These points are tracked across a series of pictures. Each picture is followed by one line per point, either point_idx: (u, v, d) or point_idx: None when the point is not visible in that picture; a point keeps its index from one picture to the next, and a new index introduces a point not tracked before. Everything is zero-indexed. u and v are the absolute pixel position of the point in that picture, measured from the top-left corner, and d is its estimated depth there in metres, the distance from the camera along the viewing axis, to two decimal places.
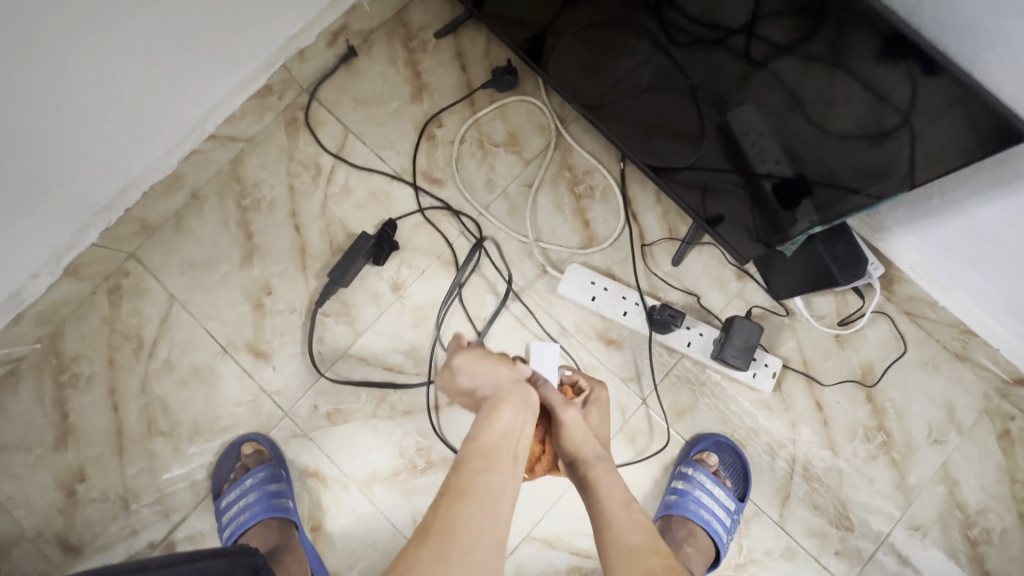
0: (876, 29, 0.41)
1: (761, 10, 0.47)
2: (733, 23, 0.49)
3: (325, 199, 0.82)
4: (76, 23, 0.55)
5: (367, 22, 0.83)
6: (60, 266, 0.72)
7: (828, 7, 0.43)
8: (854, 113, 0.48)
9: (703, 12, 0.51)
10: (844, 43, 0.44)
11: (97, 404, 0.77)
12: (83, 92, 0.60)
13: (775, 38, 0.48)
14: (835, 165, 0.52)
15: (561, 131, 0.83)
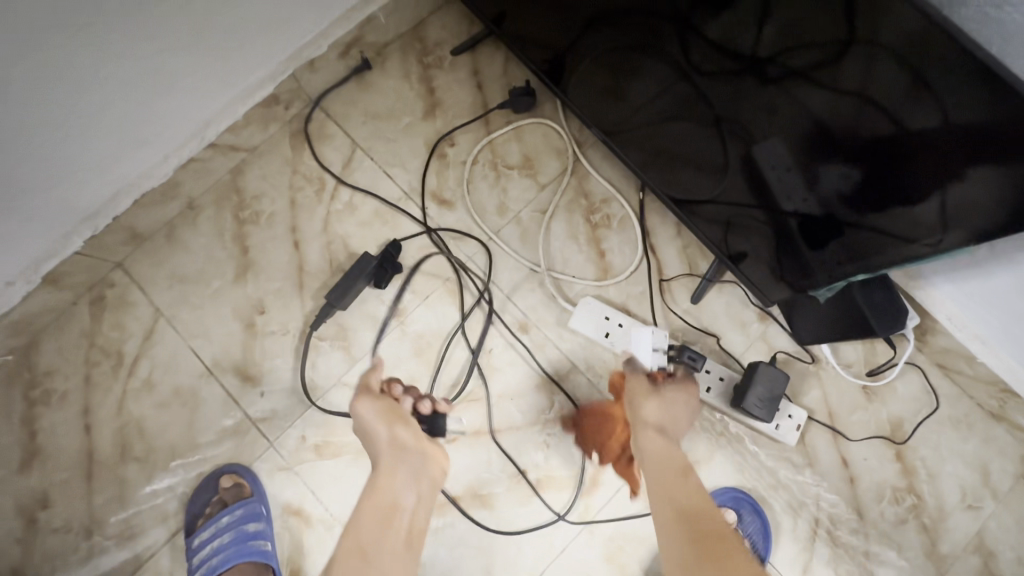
0: (914, 61, 0.38)
1: (787, 40, 0.44)
2: (758, 52, 0.46)
3: (328, 215, 0.78)
4: (53, 16, 0.51)
5: (382, 35, 0.80)
6: (38, 274, 0.68)
7: (862, 36, 0.39)
8: (892, 152, 0.43)
9: (725, 40, 0.48)
10: (880, 76, 0.40)
11: (69, 424, 0.72)
12: (62, 90, 0.56)
13: (803, 69, 0.44)
14: (870, 207, 0.48)
15: (579, 156, 0.79)
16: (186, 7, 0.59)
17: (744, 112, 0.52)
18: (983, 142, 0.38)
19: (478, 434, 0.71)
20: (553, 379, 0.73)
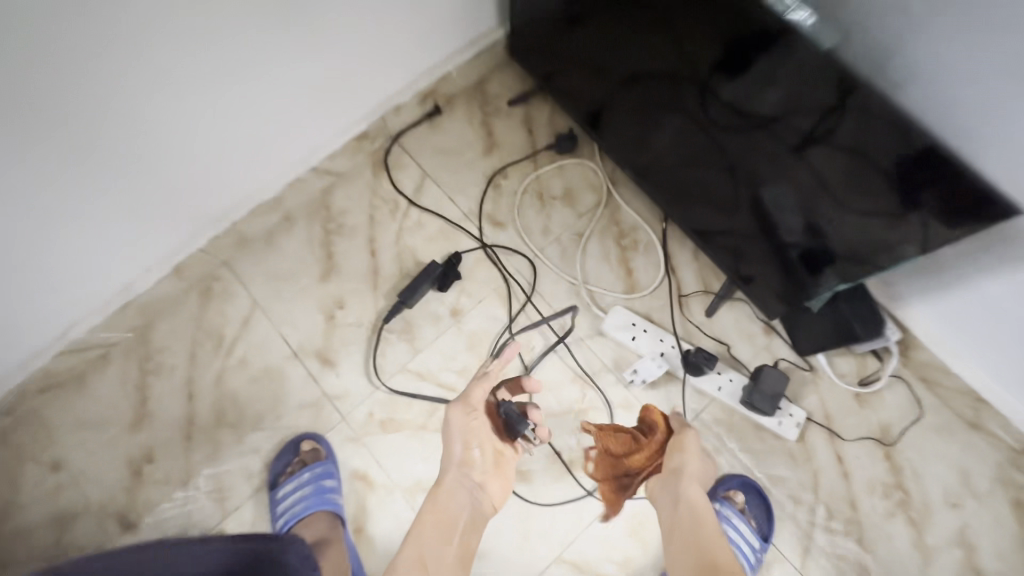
0: (891, 128, 0.51)
1: (794, 105, 0.58)
2: (771, 113, 0.60)
3: (400, 230, 0.93)
4: (226, 65, 0.68)
5: (453, 87, 0.97)
6: (169, 264, 0.84)
7: (852, 107, 0.53)
8: (872, 197, 0.57)
9: (744, 102, 0.62)
10: (865, 138, 0.54)
11: (174, 392, 0.85)
12: (218, 118, 0.73)
13: (807, 128, 0.58)
14: (854, 240, 0.63)
15: (611, 191, 0.94)
16: (315, 60, 0.76)
17: (751, 159, 0.67)
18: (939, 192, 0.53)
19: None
20: (586, 375, 0.85)
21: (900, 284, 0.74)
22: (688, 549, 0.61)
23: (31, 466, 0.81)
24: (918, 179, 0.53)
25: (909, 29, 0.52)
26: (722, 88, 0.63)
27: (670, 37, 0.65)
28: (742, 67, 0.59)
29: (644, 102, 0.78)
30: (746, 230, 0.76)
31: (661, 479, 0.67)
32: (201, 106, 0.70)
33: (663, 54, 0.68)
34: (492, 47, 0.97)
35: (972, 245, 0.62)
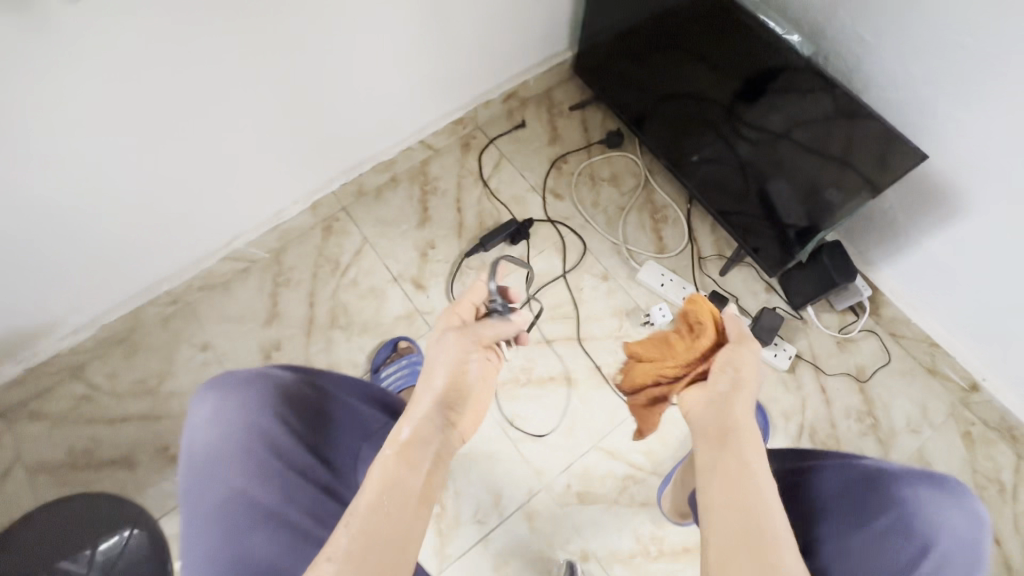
0: (872, 130, 0.78)
1: (805, 111, 0.83)
2: (787, 117, 0.86)
3: (481, 195, 1.18)
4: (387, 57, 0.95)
5: (528, 92, 1.25)
6: (310, 200, 1.09)
7: (846, 113, 0.79)
8: (851, 179, 0.84)
9: (770, 108, 0.88)
10: (854, 136, 0.80)
11: (299, 301, 1.08)
12: (372, 93, 1.00)
13: (813, 127, 0.84)
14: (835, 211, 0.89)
15: (649, 178, 1.20)
16: (442, 58, 1.03)
17: (763, 150, 0.94)
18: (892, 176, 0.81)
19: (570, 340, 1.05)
20: (623, 312, 1.07)
21: (870, 250, 0.98)
22: (724, 528, 0.47)
23: (185, 346, 1.05)
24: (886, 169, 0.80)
25: (877, 53, 0.77)
26: (748, 96, 0.90)
27: (714, 59, 0.92)
28: (765, 81, 0.85)
29: (684, 108, 1.05)
30: (751, 208, 1.04)
31: (709, 437, 0.53)
32: (364, 83, 0.97)
33: (707, 72, 0.95)
34: (562, 65, 1.25)
35: (918, 210, 0.86)
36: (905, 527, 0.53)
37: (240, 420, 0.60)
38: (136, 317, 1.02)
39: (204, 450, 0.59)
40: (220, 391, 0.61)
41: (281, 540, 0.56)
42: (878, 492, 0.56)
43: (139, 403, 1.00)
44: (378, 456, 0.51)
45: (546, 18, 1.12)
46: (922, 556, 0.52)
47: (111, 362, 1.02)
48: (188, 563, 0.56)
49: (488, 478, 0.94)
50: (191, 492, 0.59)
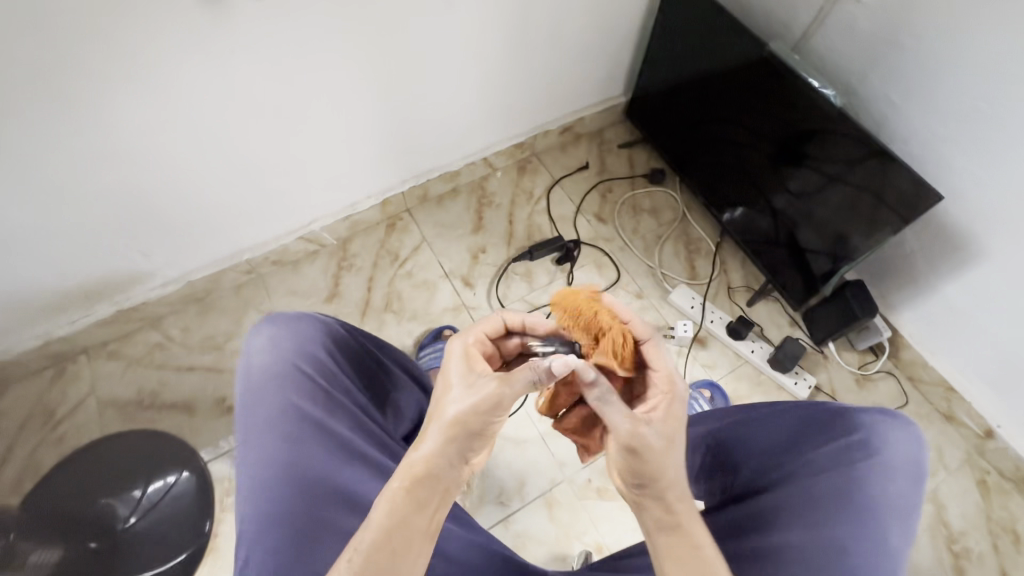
0: (893, 174, 0.87)
1: (835, 154, 0.94)
2: (818, 157, 0.97)
3: (532, 212, 1.30)
4: (473, 80, 1.08)
5: (583, 128, 1.40)
6: (382, 196, 1.21)
7: (871, 158, 0.89)
8: (873, 218, 0.93)
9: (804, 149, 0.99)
10: (877, 179, 0.89)
11: (358, 284, 1.19)
12: (454, 109, 1.12)
13: (842, 170, 0.94)
14: (857, 246, 0.99)
15: (686, 214, 1.31)
16: (517, 87, 1.17)
17: (797, 197, 1.05)
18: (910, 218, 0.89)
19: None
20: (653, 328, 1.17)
21: (890, 293, 1.06)
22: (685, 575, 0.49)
23: (252, 312, 1.16)
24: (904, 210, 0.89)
25: (906, 113, 0.88)
26: (786, 144, 1.01)
27: (763, 111, 1.03)
28: (808, 134, 0.96)
29: (729, 153, 1.17)
30: (779, 249, 1.14)
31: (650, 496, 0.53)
32: (450, 100, 1.10)
33: (755, 123, 1.07)
34: (614, 109, 1.40)
35: (936, 256, 0.94)
36: (863, 445, 0.58)
37: (298, 345, 0.66)
38: (215, 280, 1.13)
39: (260, 380, 0.64)
40: (275, 323, 0.67)
41: (332, 448, 0.62)
42: (839, 418, 0.61)
43: (205, 356, 1.11)
44: (389, 487, 0.52)
45: (608, 65, 1.27)
46: (878, 467, 0.57)
47: (186, 318, 1.14)
48: (243, 467, 0.60)
49: (514, 464, 1.00)
50: (247, 407, 0.63)
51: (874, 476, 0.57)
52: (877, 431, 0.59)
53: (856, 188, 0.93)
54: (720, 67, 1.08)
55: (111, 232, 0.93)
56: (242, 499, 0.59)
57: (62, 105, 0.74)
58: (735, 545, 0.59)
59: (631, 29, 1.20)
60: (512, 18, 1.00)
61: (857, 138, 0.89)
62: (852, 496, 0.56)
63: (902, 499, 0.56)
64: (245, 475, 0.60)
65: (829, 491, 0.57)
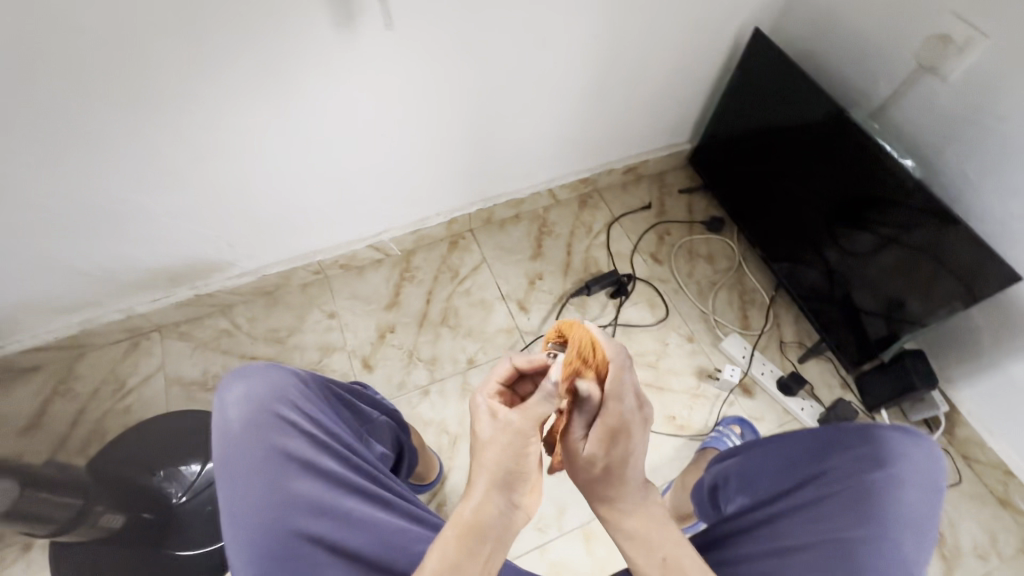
0: (959, 248, 0.87)
1: (900, 221, 0.94)
2: (883, 224, 0.98)
3: (590, 245, 1.34)
4: (551, 115, 1.13)
5: (647, 170, 1.44)
6: (450, 215, 1.26)
7: (937, 230, 0.89)
8: (936, 288, 0.94)
9: (869, 214, 1.00)
10: (941, 250, 0.90)
11: (418, 296, 1.24)
12: (528, 141, 1.17)
13: (904, 237, 0.95)
14: (915, 312, 0.99)
15: (741, 264, 1.33)
16: (591, 126, 1.22)
17: (858, 258, 1.06)
18: (974, 292, 0.89)
19: (651, 386, 1.16)
20: (702, 373, 1.18)
21: (950, 367, 1.05)
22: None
23: (315, 311, 1.21)
24: (970, 283, 0.89)
25: (983, 190, 0.89)
26: (851, 206, 1.04)
27: (832, 172, 1.05)
28: (877, 199, 0.98)
29: (791, 208, 1.19)
30: (834, 308, 1.15)
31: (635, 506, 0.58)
32: (526, 132, 1.14)
33: (822, 182, 1.08)
34: (679, 154, 1.44)
35: (1003, 335, 0.93)
36: (878, 456, 0.65)
37: (275, 391, 0.63)
38: (285, 277, 1.19)
39: (228, 436, 0.60)
40: (244, 371, 0.64)
41: (328, 487, 0.60)
42: (859, 432, 0.67)
43: (267, 347, 1.16)
44: (441, 536, 0.51)
45: (680, 113, 1.31)
46: (895, 479, 0.63)
47: (253, 308, 1.20)
48: (232, 523, 0.57)
49: (555, 491, 1.01)
50: (226, 464, 0.59)
51: (890, 484, 0.63)
52: (895, 446, 0.65)
53: (922, 256, 0.93)
54: (792, 125, 1.10)
55: (207, 224, 1.00)
56: (237, 556, 0.56)
57: (194, 109, 0.80)
58: (759, 539, 0.64)
59: (706, 82, 1.25)
60: (600, 63, 1.05)
61: (921, 207, 0.90)
62: (870, 501, 0.62)
63: (914, 508, 0.62)
64: (236, 534, 0.57)
65: (846, 495, 0.63)
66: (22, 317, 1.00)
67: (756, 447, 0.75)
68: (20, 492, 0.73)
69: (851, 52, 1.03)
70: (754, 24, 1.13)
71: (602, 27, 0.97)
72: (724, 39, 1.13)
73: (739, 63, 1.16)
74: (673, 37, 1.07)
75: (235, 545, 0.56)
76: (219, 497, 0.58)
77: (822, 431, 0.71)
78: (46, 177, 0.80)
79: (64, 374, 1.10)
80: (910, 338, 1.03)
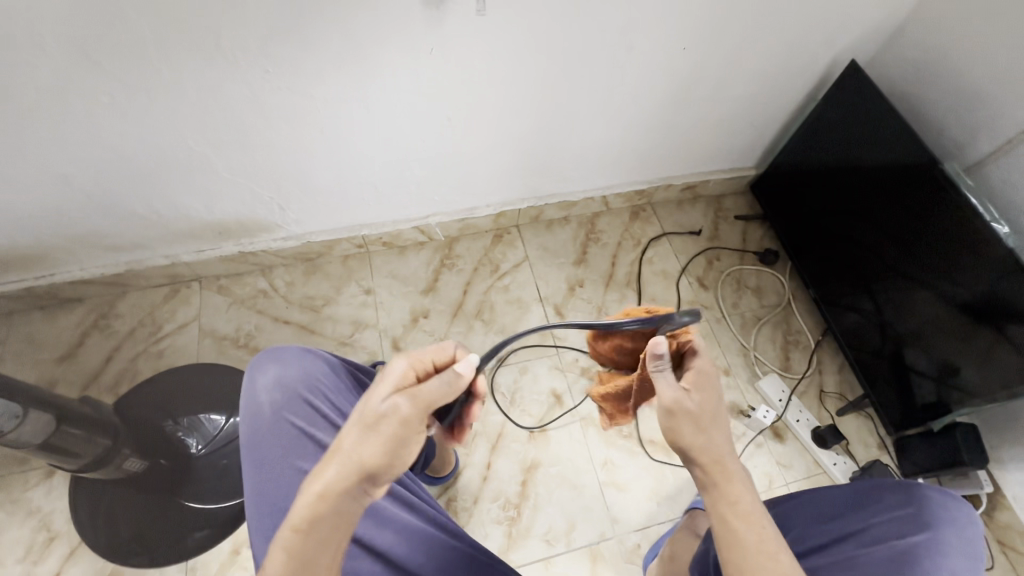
0: None
1: (969, 285, 0.90)
2: (949, 286, 0.93)
3: (637, 258, 1.30)
4: (619, 121, 1.09)
5: (705, 191, 1.39)
6: (499, 208, 1.24)
7: (1009, 300, 0.84)
8: (997, 364, 0.88)
9: (932, 274, 0.96)
10: (1010, 324, 0.85)
11: (455, 285, 1.23)
12: (588, 144, 1.13)
13: (972, 301, 0.90)
14: (972, 385, 0.93)
15: (790, 302, 1.28)
16: (658, 137, 1.17)
17: (918, 317, 1.00)
18: None
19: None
20: (734, 409, 1.14)
21: (1004, 447, 1.01)
22: None
23: (353, 285, 1.20)
24: None
25: None
26: (916, 261, 0.98)
27: (906, 224, 1.00)
28: (953, 259, 0.92)
29: (853, 253, 1.13)
30: (881, 363, 1.09)
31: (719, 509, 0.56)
32: (590, 135, 1.11)
33: (893, 232, 1.02)
34: (742, 179, 1.39)
35: None
36: (916, 519, 0.64)
37: (306, 378, 0.66)
38: (329, 246, 1.19)
39: (260, 418, 0.63)
40: (279, 355, 0.66)
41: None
42: (901, 493, 0.67)
43: (301, 314, 1.16)
44: (285, 529, 0.48)
45: (752, 138, 1.26)
46: (936, 543, 0.61)
47: (293, 273, 1.20)
48: (259, 501, 0.60)
49: (567, 506, 1.00)
50: (256, 445, 0.63)
51: (931, 548, 0.61)
52: (937, 512, 0.64)
53: (991, 329, 0.88)
54: (873, 166, 1.04)
55: (264, 183, 0.99)
56: (261, 535, 0.60)
57: (273, 69, 0.79)
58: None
59: (786, 110, 1.19)
60: (682, 73, 1.01)
61: (999, 272, 0.85)
62: (913, 563, 0.60)
63: (957, 573, 0.60)
64: (260, 514, 0.60)
65: (884, 554, 0.62)
66: (74, 249, 1.02)
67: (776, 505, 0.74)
68: (56, 427, 0.75)
69: (954, 100, 0.97)
70: (851, 55, 1.08)
71: (697, 40, 0.94)
72: (815, 67, 1.08)
73: (826, 93, 1.10)
74: (764, 58, 1.02)
75: (259, 524, 0.60)
76: (247, 476, 0.62)
77: (861, 485, 0.70)
78: (118, 118, 0.80)
79: (105, 310, 1.12)
80: (962, 413, 0.97)
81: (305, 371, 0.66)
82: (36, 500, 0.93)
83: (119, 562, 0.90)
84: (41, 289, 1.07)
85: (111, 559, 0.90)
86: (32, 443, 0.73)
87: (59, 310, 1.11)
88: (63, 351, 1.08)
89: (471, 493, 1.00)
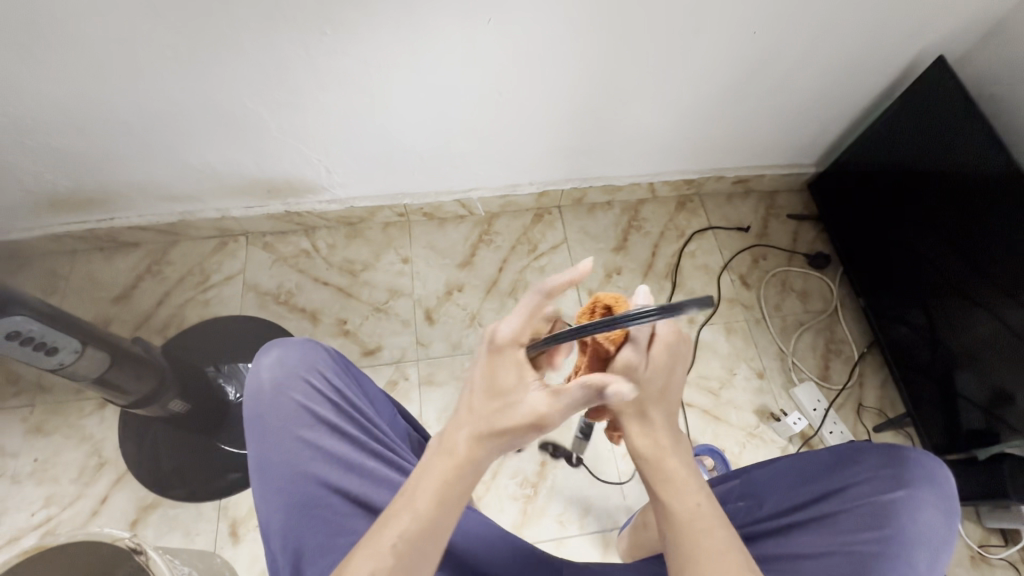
0: None
1: None
2: (1014, 308, 0.87)
3: (679, 250, 1.27)
4: (674, 107, 1.05)
5: (759, 185, 1.33)
6: (541, 187, 1.22)
7: None
8: None
9: (997, 293, 0.89)
10: None
11: (492, 261, 1.22)
12: (641, 129, 1.10)
13: None
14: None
15: (837, 309, 1.23)
16: (715, 126, 1.12)
17: (978, 338, 0.94)
18: None
19: (707, 414, 1.10)
20: (763, 414, 1.11)
21: None
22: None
23: (391, 253, 1.22)
24: None
25: None
26: (983, 278, 0.92)
27: (976, 237, 0.93)
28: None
29: (911, 262, 1.06)
30: (929, 384, 1.04)
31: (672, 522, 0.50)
32: (643, 120, 1.07)
33: (960, 244, 0.96)
34: (799, 176, 1.32)
35: None
36: (899, 478, 0.62)
37: (306, 361, 0.67)
38: (371, 213, 1.20)
39: (264, 395, 0.65)
40: (283, 341, 0.69)
41: (352, 448, 0.64)
42: (885, 454, 0.64)
43: (339, 276, 1.19)
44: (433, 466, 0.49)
45: (814, 134, 1.19)
46: (913, 499, 0.60)
47: (335, 236, 1.23)
48: (262, 471, 0.62)
49: (583, 490, 1.01)
50: (258, 420, 0.64)
51: (908, 505, 0.60)
52: (918, 471, 0.62)
53: None
54: (946, 174, 0.97)
55: (313, 146, 1.01)
56: (265, 503, 0.61)
57: (329, 32, 0.79)
58: (775, 550, 0.64)
59: (856, 107, 1.12)
60: (747, 60, 0.95)
61: None
62: (889, 519, 0.59)
63: (937, 529, 0.59)
64: (263, 483, 0.62)
65: (863, 513, 0.61)
66: (133, 196, 1.07)
67: (759, 468, 0.71)
68: (110, 364, 0.79)
69: None
70: (937, 52, 0.99)
71: (770, 24, 0.88)
72: (896, 61, 1.00)
73: (904, 91, 1.03)
74: (838, 48, 0.95)
75: (262, 490, 0.62)
76: (252, 450, 0.64)
77: (841, 446, 0.68)
78: (176, 71, 0.82)
79: (158, 257, 1.18)
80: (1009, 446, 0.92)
81: (301, 358, 0.67)
82: (90, 427, 1.00)
83: (159, 492, 0.96)
84: (101, 232, 1.12)
85: (152, 489, 0.96)
86: (88, 376, 0.78)
87: (118, 252, 1.17)
88: (119, 292, 1.14)
89: (490, 467, 1.02)
